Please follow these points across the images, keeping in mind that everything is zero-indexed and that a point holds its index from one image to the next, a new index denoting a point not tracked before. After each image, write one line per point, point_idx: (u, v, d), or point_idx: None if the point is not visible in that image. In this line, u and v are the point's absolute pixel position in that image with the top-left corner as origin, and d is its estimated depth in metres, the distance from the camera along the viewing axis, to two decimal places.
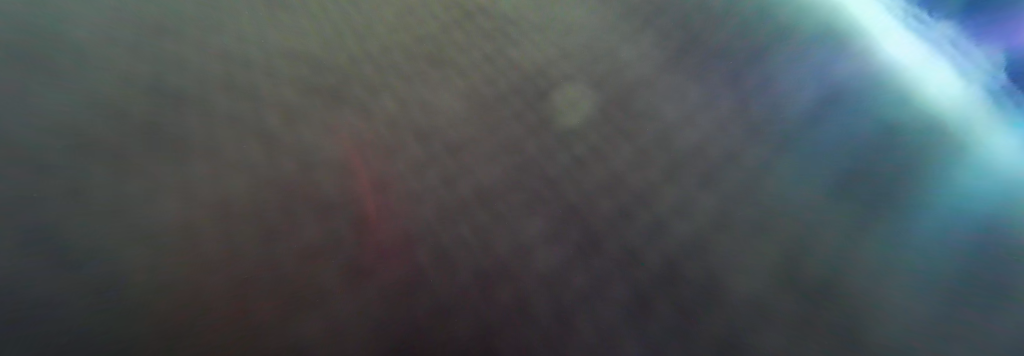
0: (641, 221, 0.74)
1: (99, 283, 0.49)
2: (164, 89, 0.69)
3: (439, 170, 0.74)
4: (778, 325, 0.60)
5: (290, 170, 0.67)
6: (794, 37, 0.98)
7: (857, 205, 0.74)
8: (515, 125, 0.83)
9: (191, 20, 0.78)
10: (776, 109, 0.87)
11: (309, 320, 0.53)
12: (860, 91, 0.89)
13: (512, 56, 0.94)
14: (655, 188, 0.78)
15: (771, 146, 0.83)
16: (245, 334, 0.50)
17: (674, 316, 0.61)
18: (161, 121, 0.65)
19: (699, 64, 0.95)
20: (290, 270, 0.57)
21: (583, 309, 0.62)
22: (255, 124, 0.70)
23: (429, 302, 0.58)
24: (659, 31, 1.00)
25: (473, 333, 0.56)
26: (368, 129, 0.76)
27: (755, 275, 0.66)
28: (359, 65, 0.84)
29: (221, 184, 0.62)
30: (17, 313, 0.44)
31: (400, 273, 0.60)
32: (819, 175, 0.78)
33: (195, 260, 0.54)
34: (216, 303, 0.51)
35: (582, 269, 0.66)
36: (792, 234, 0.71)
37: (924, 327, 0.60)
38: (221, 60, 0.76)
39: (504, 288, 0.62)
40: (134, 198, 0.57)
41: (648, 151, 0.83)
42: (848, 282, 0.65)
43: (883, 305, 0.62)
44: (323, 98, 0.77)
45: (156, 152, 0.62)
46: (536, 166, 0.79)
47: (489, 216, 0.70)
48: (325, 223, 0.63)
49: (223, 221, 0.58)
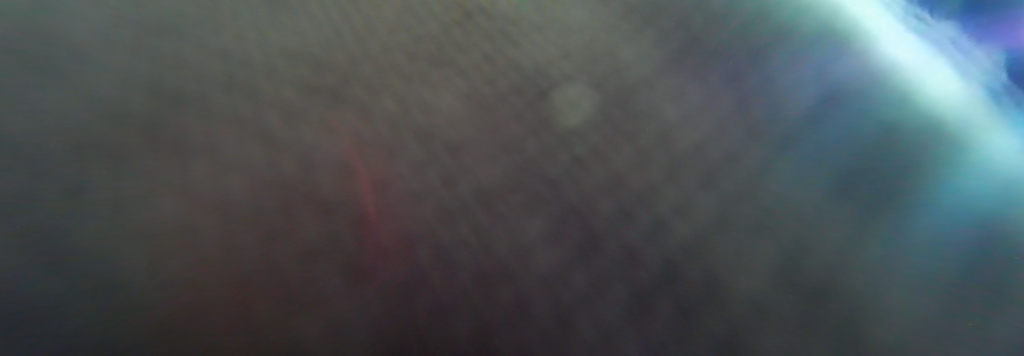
0: (641, 222, 0.74)
1: (102, 281, 0.49)
2: (165, 88, 0.69)
3: (439, 170, 0.74)
4: (778, 326, 0.61)
5: (290, 170, 0.67)
6: (794, 37, 0.98)
7: (856, 206, 0.74)
8: (515, 126, 0.83)
9: (190, 18, 0.78)
10: (775, 109, 0.88)
11: (308, 320, 0.53)
12: (860, 90, 0.89)
13: (511, 56, 0.94)
14: (655, 187, 0.78)
15: (771, 147, 0.82)
16: (246, 333, 0.50)
17: (674, 317, 0.62)
18: (162, 122, 0.65)
19: (698, 64, 0.95)
20: (290, 271, 0.57)
21: (583, 312, 0.62)
22: (255, 124, 0.70)
23: (429, 302, 0.58)
24: (659, 31, 1.00)
25: (474, 333, 0.57)
26: (368, 128, 0.76)
27: (754, 275, 0.66)
28: (359, 65, 0.84)
29: (221, 184, 0.62)
30: (36, 311, 0.44)
31: (400, 274, 0.60)
32: (818, 176, 0.78)
33: (198, 259, 0.55)
34: (219, 301, 0.52)
35: (582, 268, 0.66)
36: (790, 235, 0.71)
37: (920, 328, 0.61)
38: (220, 59, 0.76)
39: (504, 288, 0.62)
40: (133, 199, 0.57)
41: (648, 151, 0.83)
42: (848, 281, 0.65)
43: (881, 305, 0.63)
44: (323, 98, 0.77)
45: (156, 153, 0.62)
46: (536, 167, 0.79)
47: (488, 215, 0.70)
48: (325, 223, 0.63)
49: (223, 223, 0.59)
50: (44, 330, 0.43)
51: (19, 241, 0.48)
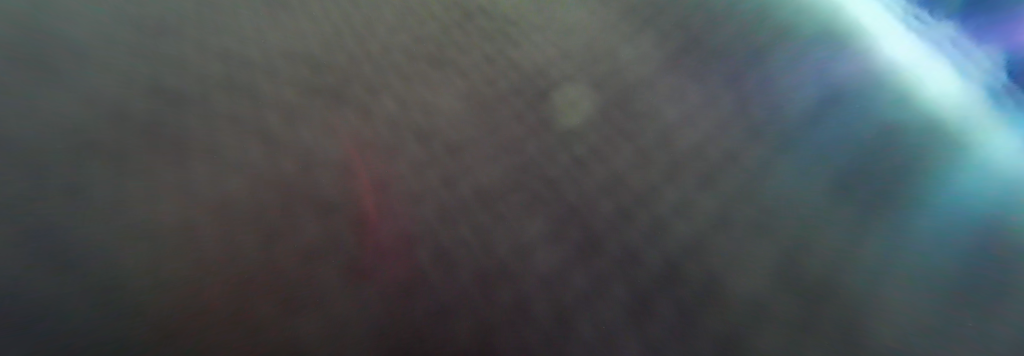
0: (641, 222, 0.74)
1: (101, 281, 0.49)
2: (165, 88, 0.69)
3: (439, 171, 0.74)
4: (778, 326, 0.61)
5: (290, 170, 0.67)
6: (794, 37, 0.98)
7: (856, 207, 0.74)
8: (516, 126, 0.83)
9: (190, 18, 0.78)
10: (775, 109, 0.88)
11: (308, 321, 0.54)
12: (860, 90, 0.89)
13: (511, 56, 0.94)
14: (655, 188, 0.78)
15: (771, 147, 0.82)
16: (245, 334, 0.50)
17: (673, 317, 0.62)
18: (162, 122, 0.66)
19: (698, 64, 0.95)
20: (290, 271, 0.57)
21: (583, 311, 0.62)
22: (255, 124, 0.70)
23: (429, 302, 0.59)
24: (659, 31, 1.00)
25: (474, 333, 0.57)
26: (368, 129, 0.76)
27: (754, 275, 0.66)
28: (359, 65, 0.84)
29: (222, 184, 0.63)
30: (36, 309, 0.44)
31: (400, 273, 0.60)
32: (818, 176, 0.78)
33: (198, 258, 0.55)
34: (219, 301, 0.52)
35: (582, 268, 0.66)
36: (790, 235, 0.71)
37: (921, 327, 0.60)
38: (221, 59, 0.76)
39: (504, 288, 0.62)
40: (133, 199, 0.57)
41: (647, 151, 0.83)
42: (847, 281, 0.65)
43: (881, 305, 0.63)
44: (324, 99, 0.77)
45: (156, 153, 0.62)
46: (536, 167, 0.79)
47: (488, 215, 0.71)
48: (325, 223, 0.63)
49: (224, 223, 0.59)
50: (43, 329, 0.44)
51: (22, 240, 0.49)
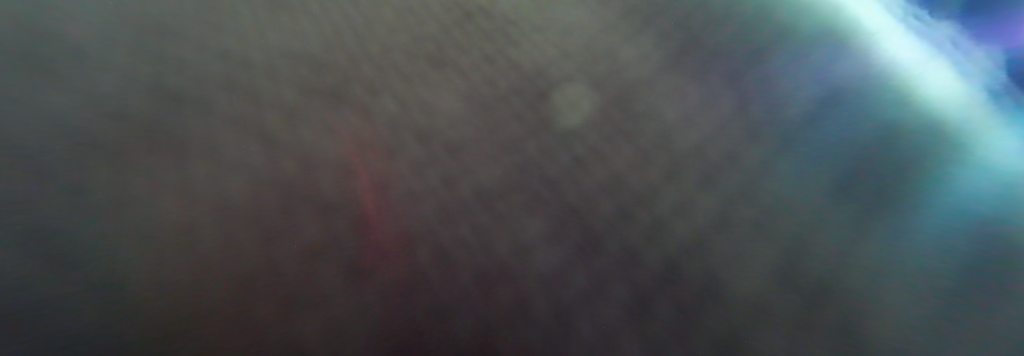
0: (641, 221, 0.74)
1: (101, 280, 0.49)
2: (165, 89, 0.69)
3: (439, 170, 0.74)
4: (778, 326, 0.61)
5: (290, 171, 0.67)
6: (794, 37, 0.99)
7: (856, 207, 0.74)
8: (516, 126, 0.83)
9: (189, 17, 0.78)
10: (775, 109, 0.88)
11: (307, 321, 0.54)
12: (859, 90, 0.89)
13: (511, 55, 0.94)
14: (655, 188, 0.78)
15: (771, 147, 0.82)
16: (245, 333, 0.51)
17: (673, 316, 0.62)
18: (162, 121, 0.66)
19: (698, 64, 0.95)
20: (290, 270, 0.57)
21: (583, 311, 0.62)
22: (256, 124, 0.70)
23: (430, 301, 0.59)
24: (659, 31, 1.00)
25: (473, 333, 0.57)
26: (368, 129, 0.76)
27: (754, 274, 0.66)
28: (359, 65, 0.84)
29: (221, 184, 0.62)
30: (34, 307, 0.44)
31: (400, 273, 0.60)
32: (818, 176, 0.79)
33: (197, 258, 0.55)
34: (219, 301, 0.52)
35: (582, 268, 0.66)
36: (789, 235, 0.71)
37: (920, 327, 0.61)
38: (220, 58, 0.76)
39: (504, 287, 0.62)
40: (134, 198, 0.57)
41: (647, 151, 0.83)
42: (847, 280, 0.66)
43: (880, 305, 0.63)
44: (324, 99, 0.77)
45: (157, 153, 0.62)
46: (536, 167, 0.79)
47: (488, 215, 0.71)
48: (325, 223, 0.63)
49: (223, 223, 0.59)
50: (42, 328, 0.43)
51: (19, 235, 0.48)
